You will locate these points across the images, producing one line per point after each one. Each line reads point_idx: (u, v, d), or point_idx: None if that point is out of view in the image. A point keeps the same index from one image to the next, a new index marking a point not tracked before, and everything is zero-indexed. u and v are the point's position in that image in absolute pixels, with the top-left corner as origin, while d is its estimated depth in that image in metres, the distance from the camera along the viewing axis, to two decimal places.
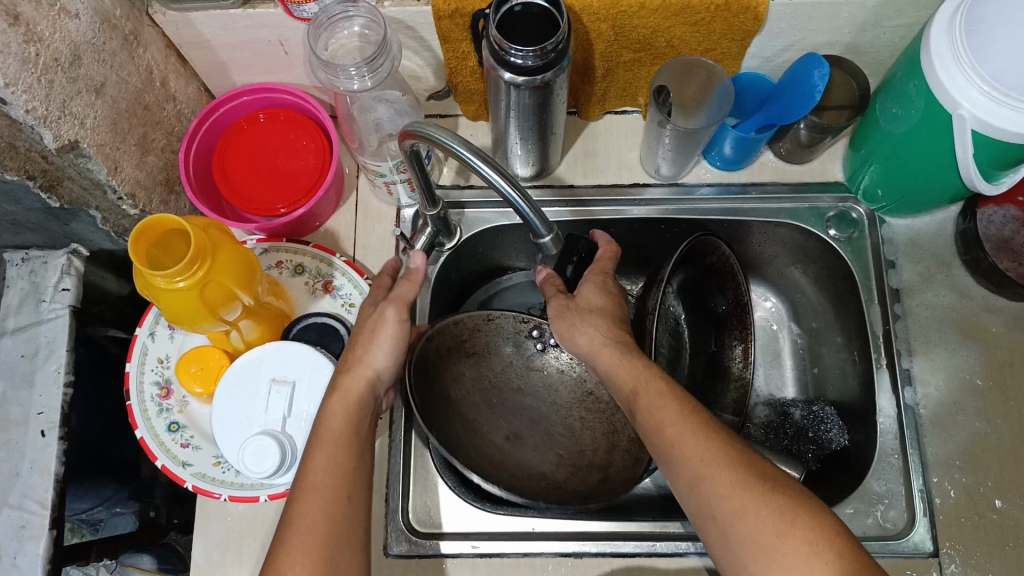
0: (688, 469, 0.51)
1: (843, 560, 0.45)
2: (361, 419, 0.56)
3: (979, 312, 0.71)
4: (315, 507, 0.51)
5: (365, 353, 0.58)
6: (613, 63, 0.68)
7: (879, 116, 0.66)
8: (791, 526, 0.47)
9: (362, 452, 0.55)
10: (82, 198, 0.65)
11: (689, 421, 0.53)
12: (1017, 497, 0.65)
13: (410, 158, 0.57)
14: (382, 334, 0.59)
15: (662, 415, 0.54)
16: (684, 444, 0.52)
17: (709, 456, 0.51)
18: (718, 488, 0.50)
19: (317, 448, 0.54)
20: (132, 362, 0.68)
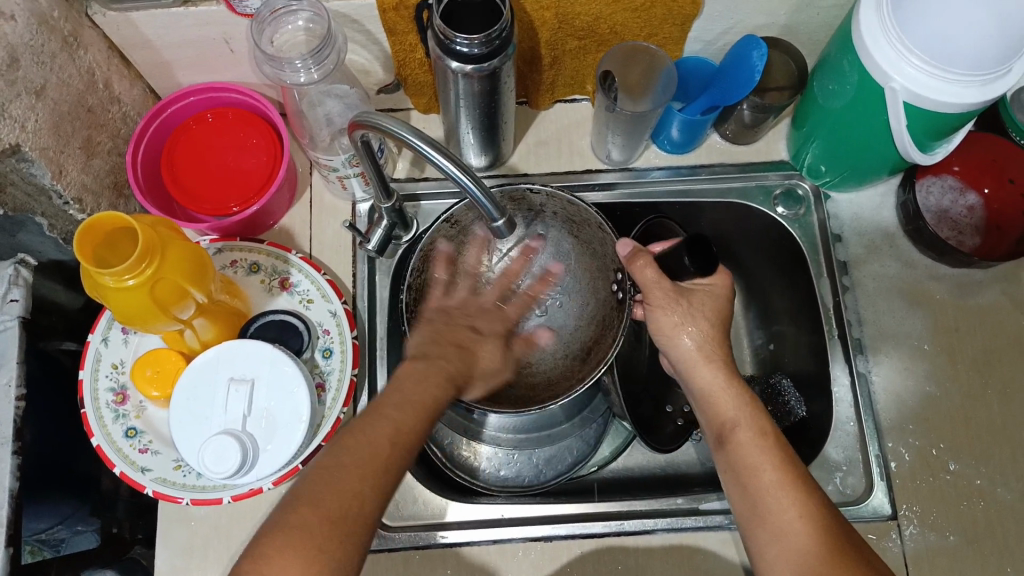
0: (764, 495, 0.55)
1: None
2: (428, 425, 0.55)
3: (923, 280, 0.73)
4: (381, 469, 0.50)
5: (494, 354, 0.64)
6: (559, 51, 0.69)
7: (818, 94, 0.68)
8: None
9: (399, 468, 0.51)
10: (27, 205, 0.63)
11: (773, 454, 0.57)
12: (968, 457, 0.68)
13: (360, 148, 0.57)
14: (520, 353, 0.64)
15: (748, 443, 0.58)
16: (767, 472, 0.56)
17: (787, 489, 0.55)
18: (788, 514, 0.53)
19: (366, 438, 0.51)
20: (85, 369, 0.67)
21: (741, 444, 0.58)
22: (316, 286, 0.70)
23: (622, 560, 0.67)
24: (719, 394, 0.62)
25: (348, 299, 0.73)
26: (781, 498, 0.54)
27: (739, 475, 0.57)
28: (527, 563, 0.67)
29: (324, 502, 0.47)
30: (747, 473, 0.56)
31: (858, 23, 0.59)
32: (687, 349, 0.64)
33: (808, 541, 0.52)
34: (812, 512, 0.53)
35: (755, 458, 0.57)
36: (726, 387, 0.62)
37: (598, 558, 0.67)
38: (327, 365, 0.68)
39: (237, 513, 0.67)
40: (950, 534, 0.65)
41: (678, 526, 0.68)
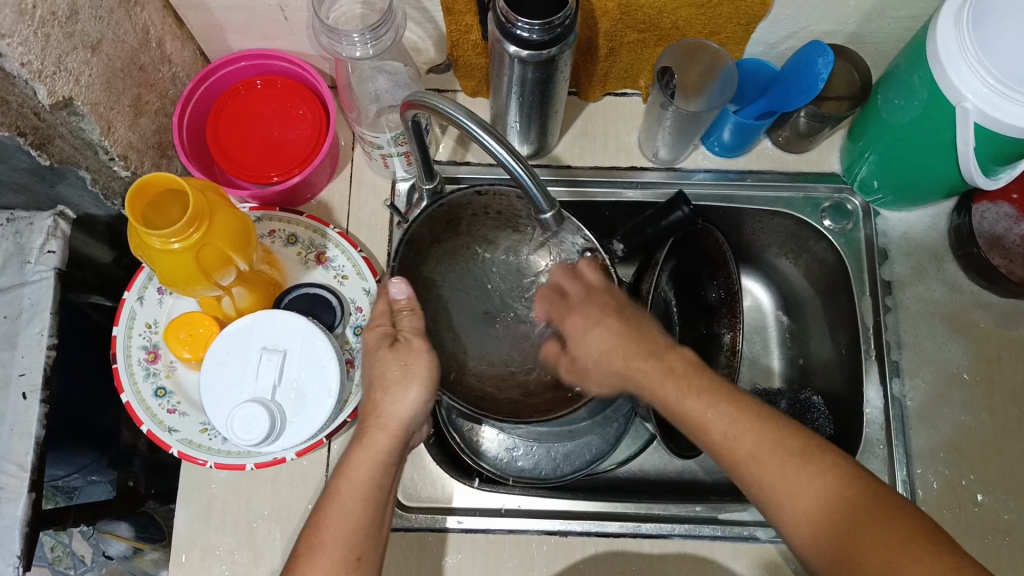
0: (761, 486, 0.51)
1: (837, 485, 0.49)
2: (371, 500, 0.52)
3: (968, 307, 0.71)
4: (331, 557, 0.49)
5: (399, 396, 0.54)
6: (617, 42, 0.67)
7: (881, 107, 0.66)
8: (789, 466, 0.50)
9: (359, 552, 0.50)
10: (72, 157, 0.64)
11: (750, 419, 0.53)
12: (997, 490, 0.66)
13: (410, 129, 0.56)
14: (413, 370, 0.55)
15: (719, 432, 0.54)
16: (748, 450, 0.52)
17: (775, 457, 0.51)
18: (793, 488, 0.50)
19: (315, 542, 0.50)
20: (119, 326, 0.67)
21: (711, 431, 0.54)
22: (352, 263, 0.70)
23: (638, 560, 0.67)
24: (667, 383, 0.57)
25: (381, 278, 0.72)
26: (777, 473, 0.51)
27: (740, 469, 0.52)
28: (539, 556, 0.67)
29: None
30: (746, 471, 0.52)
31: (935, 41, 0.57)
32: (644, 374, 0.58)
33: (830, 503, 0.49)
34: (819, 474, 0.50)
35: (737, 436, 0.53)
36: (689, 376, 0.57)
37: (612, 559, 0.67)
38: (357, 343, 0.68)
39: (258, 480, 0.67)
40: None
41: (696, 534, 0.68)
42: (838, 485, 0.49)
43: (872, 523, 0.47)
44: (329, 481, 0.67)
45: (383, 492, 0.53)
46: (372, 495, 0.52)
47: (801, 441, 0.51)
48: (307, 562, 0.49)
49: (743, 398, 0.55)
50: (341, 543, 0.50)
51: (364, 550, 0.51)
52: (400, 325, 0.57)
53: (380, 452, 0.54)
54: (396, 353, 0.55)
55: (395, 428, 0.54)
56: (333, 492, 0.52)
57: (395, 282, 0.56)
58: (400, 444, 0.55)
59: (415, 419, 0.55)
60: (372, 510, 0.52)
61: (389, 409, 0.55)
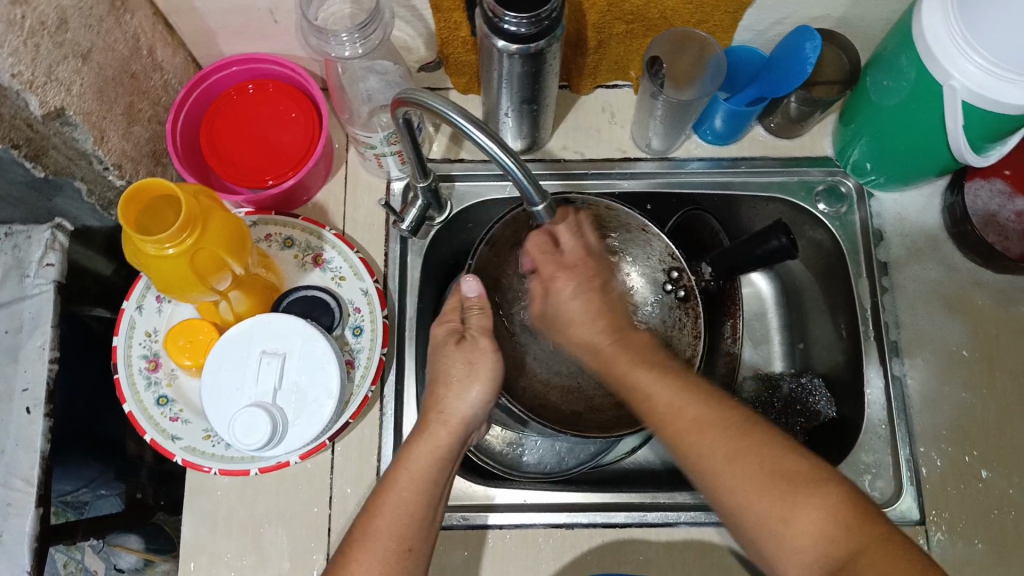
0: (760, 520, 0.48)
1: (825, 507, 0.47)
2: (428, 496, 0.53)
3: (966, 285, 0.71)
4: (386, 545, 0.50)
5: (452, 393, 0.57)
6: (606, 34, 0.67)
7: (870, 90, 0.66)
8: (773, 492, 0.48)
9: (412, 542, 0.51)
10: (67, 168, 0.64)
11: (750, 459, 0.49)
12: (1000, 466, 0.66)
13: (402, 126, 0.57)
14: (478, 368, 0.58)
15: (717, 469, 0.50)
16: (750, 494, 0.48)
17: (783, 502, 0.48)
18: (801, 532, 0.47)
19: (368, 534, 0.51)
20: (119, 336, 0.67)
21: (709, 464, 0.50)
22: (350, 264, 0.70)
23: (645, 549, 0.68)
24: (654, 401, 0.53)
25: (379, 278, 0.73)
26: (792, 521, 0.47)
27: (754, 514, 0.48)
28: (546, 550, 0.67)
29: None
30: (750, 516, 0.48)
31: (921, 21, 0.57)
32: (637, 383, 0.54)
33: (824, 541, 0.46)
34: (807, 497, 0.47)
35: (735, 478, 0.49)
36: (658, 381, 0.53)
37: (619, 549, 0.67)
38: (357, 343, 0.68)
39: (262, 483, 0.67)
40: (979, 543, 0.64)
41: (701, 521, 0.68)
42: (828, 508, 0.47)
43: (873, 551, 0.45)
44: (333, 483, 0.68)
45: (439, 483, 0.54)
46: (426, 488, 0.53)
47: (781, 462, 0.49)
48: (358, 554, 0.50)
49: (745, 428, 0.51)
50: (394, 533, 0.51)
51: (415, 541, 0.51)
52: (468, 322, 0.60)
53: (440, 448, 0.55)
54: (462, 348, 0.58)
55: (454, 423, 0.56)
56: (390, 485, 0.53)
57: (468, 280, 0.60)
58: (458, 443, 0.56)
59: (472, 418, 0.57)
60: (429, 502, 0.53)
61: (452, 405, 0.57)
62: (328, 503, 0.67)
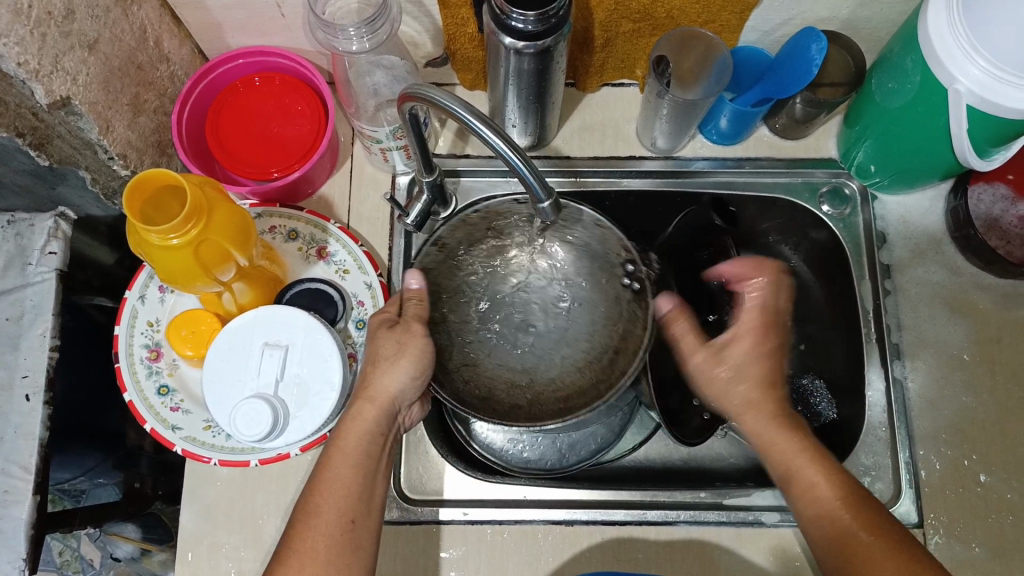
0: (804, 478, 0.56)
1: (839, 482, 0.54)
2: (364, 465, 0.55)
3: (968, 289, 0.72)
4: (331, 523, 0.52)
5: (383, 375, 0.57)
6: (613, 33, 0.67)
7: (876, 92, 0.66)
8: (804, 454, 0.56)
9: (354, 514, 0.53)
10: (71, 157, 0.64)
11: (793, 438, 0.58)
12: (1000, 470, 0.67)
13: (407, 121, 0.57)
14: (406, 348, 0.58)
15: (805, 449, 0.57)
16: (814, 479, 0.55)
17: (827, 483, 0.55)
18: (830, 509, 0.54)
19: (308, 511, 0.53)
20: (121, 325, 0.67)
21: (772, 442, 0.58)
22: (353, 258, 0.70)
23: (643, 548, 0.68)
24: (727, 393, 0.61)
25: (383, 272, 0.73)
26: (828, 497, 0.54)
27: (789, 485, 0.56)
28: (544, 546, 0.67)
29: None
30: (795, 486, 0.56)
31: (927, 23, 0.57)
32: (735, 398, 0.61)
33: (831, 520, 0.53)
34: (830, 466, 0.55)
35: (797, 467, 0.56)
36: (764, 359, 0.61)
37: (619, 547, 0.68)
38: (359, 337, 0.68)
39: (264, 475, 0.67)
40: (976, 545, 0.64)
41: (701, 519, 0.68)
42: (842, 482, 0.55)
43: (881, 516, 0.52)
44: None
45: (374, 454, 0.57)
46: (363, 463, 0.55)
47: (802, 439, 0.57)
48: (302, 528, 0.52)
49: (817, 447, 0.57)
50: (335, 509, 0.53)
51: (358, 513, 0.54)
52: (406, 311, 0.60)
53: (369, 424, 0.57)
54: (394, 331, 0.59)
55: (381, 399, 0.57)
56: (326, 462, 0.55)
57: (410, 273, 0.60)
58: (386, 416, 0.58)
59: (402, 394, 0.58)
60: (366, 475, 0.55)
61: (380, 382, 0.57)
62: None
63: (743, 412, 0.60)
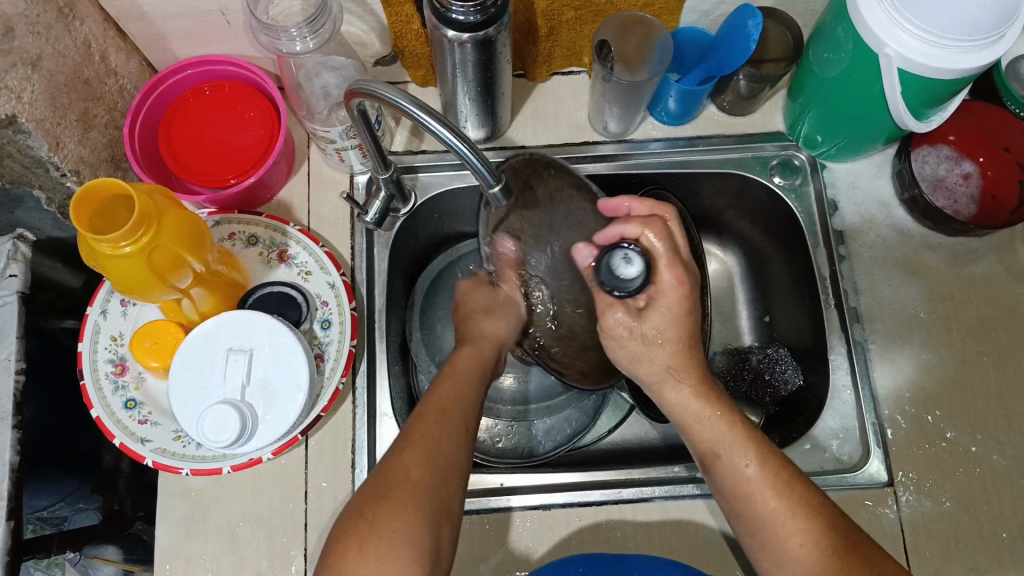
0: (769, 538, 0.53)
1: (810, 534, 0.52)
2: (475, 387, 0.58)
3: (920, 250, 0.73)
4: (452, 422, 0.54)
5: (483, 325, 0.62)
6: (555, 21, 0.69)
7: (812, 63, 0.68)
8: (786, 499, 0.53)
9: (470, 420, 0.55)
10: (24, 176, 0.65)
11: (782, 485, 0.54)
12: (963, 424, 0.68)
13: (357, 117, 0.57)
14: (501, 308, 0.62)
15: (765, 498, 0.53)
16: (784, 521, 0.52)
17: (801, 522, 0.52)
18: (806, 563, 0.51)
19: (429, 407, 0.55)
20: (84, 341, 0.66)
21: (737, 476, 0.55)
22: (315, 258, 0.70)
23: (622, 527, 0.68)
24: (706, 421, 0.57)
25: (346, 271, 0.73)
26: (803, 548, 0.52)
27: (754, 529, 0.54)
28: (524, 532, 0.68)
29: (392, 476, 0.50)
30: (766, 528, 0.53)
31: None
32: (657, 368, 0.59)
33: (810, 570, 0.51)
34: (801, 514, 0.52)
35: (760, 512, 0.53)
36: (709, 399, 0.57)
37: (597, 528, 0.68)
38: (326, 337, 0.68)
39: (238, 483, 0.67)
40: (946, 499, 0.66)
41: (676, 494, 0.69)
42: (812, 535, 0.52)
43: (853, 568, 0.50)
44: (309, 478, 0.67)
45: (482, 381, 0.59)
46: (473, 384, 0.58)
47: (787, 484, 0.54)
48: (421, 416, 0.54)
49: (786, 469, 0.55)
50: (460, 406, 0.55)
51: (471, 418, 0.56)
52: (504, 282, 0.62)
53: (478, 358, 0.60)
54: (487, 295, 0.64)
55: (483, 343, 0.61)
56: (445, 374, 0.58)
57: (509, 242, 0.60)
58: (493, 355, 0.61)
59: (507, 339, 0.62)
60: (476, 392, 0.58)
61: (488, 330, 0.62)
62: (304, 498, 0.67)
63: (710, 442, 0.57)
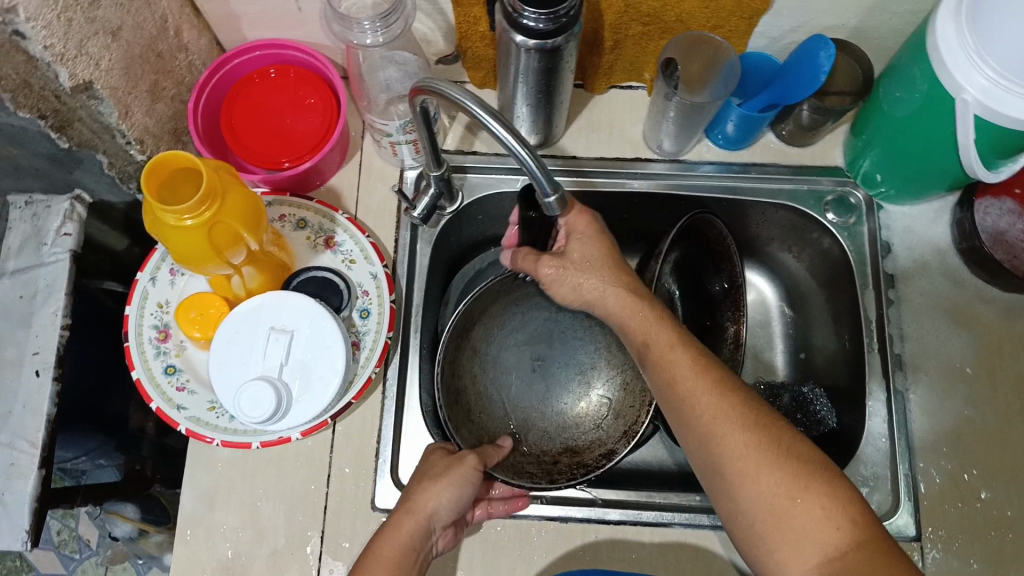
0: (769, 524, 0.50)
1: (827, 510, 0.49)
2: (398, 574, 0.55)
3: (972, 301, 0.71)
4: None
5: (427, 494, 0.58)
6: (622, 35, 0.68)
7: (883, 101, 0.66)
8: (794, 479, 0.50)
9: None
10: (91, 140, 0.66)
11: (781, 456, 0.51)
12: (1000, 486, 0.66)
13: (418, 115, 0.58)
14: (452, 472, 0.60)
15: (766, 478, 0.51)
16: (750, 458, 0.52)
17: (806, 509, 0.49)
18: (772, 500, 0.50)
19: None
20: (132, 305, 0.68)
21: (702, 416, 0.55)
22: (360, 248, 0.71)
23: (637, 547, 0.68)
24: (673, 362, 0.57)
25: (387, 263, 0.74)
26: (771, 485, 0.51)
27: (756, 521, 0.51)
28: (539, 543, 0.68)
29: None
30: (766, 518, 0.50)
31: (935, 34, 0.57)
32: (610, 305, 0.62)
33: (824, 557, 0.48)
34: (807, 493, 0.50)
35: (725, 456, 0.53)
36: (700, 372, 0.56)
37: (611, 544, 0.68)
38: (363, 326, 0.69)
39: (264, 459, 0.68)
40: (974, 561, 0.64)
41: (696, 522, 0.68)
42: (826, 508, 0.49)
43: (871, 545, 0.48)
44: (333, 462, 0.68)
45: (413, 562, 0.56)
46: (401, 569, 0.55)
47: (792, 457, 0.51)
48: None
49: (752, 408, 0.54)
50: None
51: None
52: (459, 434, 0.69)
53: (409, 537, 0.57)
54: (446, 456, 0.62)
55: (421, 513, 0.58)
56: (370, 556, 0.56)
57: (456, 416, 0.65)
58: (426, 533, 0.58)
59: (438, 513, 0.58)
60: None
61: (428, 500, 0.58)
62: (326, 481, 0.68)
63: (678, 392, 0.56)
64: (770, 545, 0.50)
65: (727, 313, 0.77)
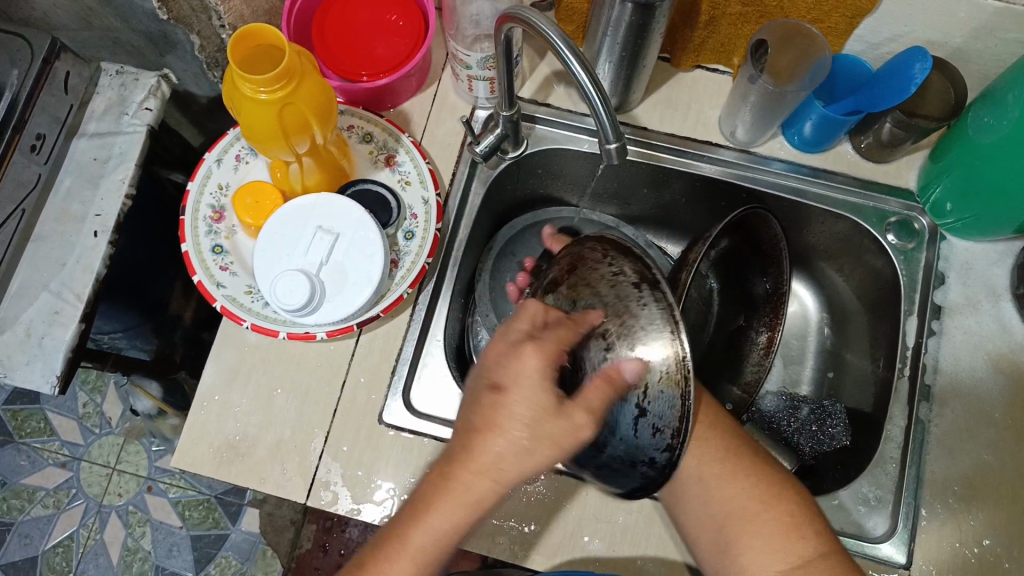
0: (738, 530, 0.55)
1: (792, 517, 0.55)
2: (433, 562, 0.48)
3: (1017, 348, 0.69)
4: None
5: (477, 464, 0.46)
6: (719, 11, 0.68)
7: (969, 125, 0.64)
8: (766, 490, 0.56)
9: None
10: (187, 17, 0.68)
11: (753, 470, 0.57)
12: (1005, 537, 0.64)
13: (501, 44, 0.58)
14: (539, 442, 0.45)
15: (738, 488, 0.57)
16: (722, 467, 0.57)
17: (773, 518, 0.55)
18: (741, 505, 0.56)
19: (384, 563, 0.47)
20: (194, 182, 0.71)
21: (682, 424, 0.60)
22: (418, 170, 0.73)
23: (622, 514, 0.66)
24: None
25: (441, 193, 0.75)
26: (740, 493, 0.56)
27: (724, 524, 0.56)
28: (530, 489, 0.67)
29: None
30: (735, 524, 0.55)
31: None
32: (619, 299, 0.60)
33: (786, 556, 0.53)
34: (772, 503, 0.56)
35: (699, 458, 0.58)
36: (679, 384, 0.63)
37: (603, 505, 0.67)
38: (406, 247, 0.71)
39: (287, 353, 0.70)
40: None
41: None
42: (791, 517, 0.55)
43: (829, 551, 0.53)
44: (351, 371, 0.70)
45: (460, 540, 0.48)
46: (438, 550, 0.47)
47: (763, 472, 0.57)
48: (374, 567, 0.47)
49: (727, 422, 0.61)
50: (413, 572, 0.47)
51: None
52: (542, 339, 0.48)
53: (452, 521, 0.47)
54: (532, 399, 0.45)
55: (473, 489, 0.46)
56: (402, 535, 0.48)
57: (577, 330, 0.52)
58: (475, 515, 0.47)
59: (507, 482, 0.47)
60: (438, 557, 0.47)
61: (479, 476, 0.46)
62: (340, 386, 0.70)
63: None
64: (735, 546, 0.55)
65: (762, 325, 0.76)
